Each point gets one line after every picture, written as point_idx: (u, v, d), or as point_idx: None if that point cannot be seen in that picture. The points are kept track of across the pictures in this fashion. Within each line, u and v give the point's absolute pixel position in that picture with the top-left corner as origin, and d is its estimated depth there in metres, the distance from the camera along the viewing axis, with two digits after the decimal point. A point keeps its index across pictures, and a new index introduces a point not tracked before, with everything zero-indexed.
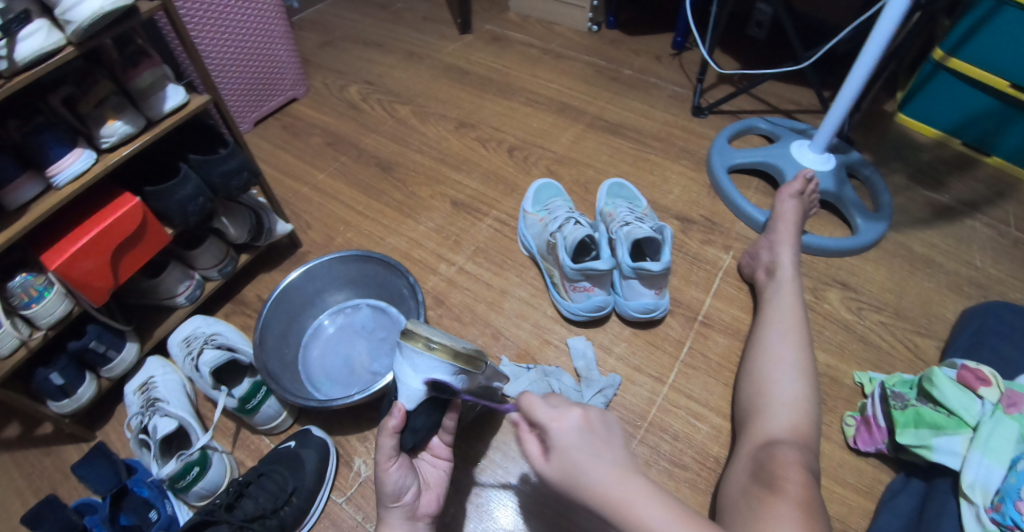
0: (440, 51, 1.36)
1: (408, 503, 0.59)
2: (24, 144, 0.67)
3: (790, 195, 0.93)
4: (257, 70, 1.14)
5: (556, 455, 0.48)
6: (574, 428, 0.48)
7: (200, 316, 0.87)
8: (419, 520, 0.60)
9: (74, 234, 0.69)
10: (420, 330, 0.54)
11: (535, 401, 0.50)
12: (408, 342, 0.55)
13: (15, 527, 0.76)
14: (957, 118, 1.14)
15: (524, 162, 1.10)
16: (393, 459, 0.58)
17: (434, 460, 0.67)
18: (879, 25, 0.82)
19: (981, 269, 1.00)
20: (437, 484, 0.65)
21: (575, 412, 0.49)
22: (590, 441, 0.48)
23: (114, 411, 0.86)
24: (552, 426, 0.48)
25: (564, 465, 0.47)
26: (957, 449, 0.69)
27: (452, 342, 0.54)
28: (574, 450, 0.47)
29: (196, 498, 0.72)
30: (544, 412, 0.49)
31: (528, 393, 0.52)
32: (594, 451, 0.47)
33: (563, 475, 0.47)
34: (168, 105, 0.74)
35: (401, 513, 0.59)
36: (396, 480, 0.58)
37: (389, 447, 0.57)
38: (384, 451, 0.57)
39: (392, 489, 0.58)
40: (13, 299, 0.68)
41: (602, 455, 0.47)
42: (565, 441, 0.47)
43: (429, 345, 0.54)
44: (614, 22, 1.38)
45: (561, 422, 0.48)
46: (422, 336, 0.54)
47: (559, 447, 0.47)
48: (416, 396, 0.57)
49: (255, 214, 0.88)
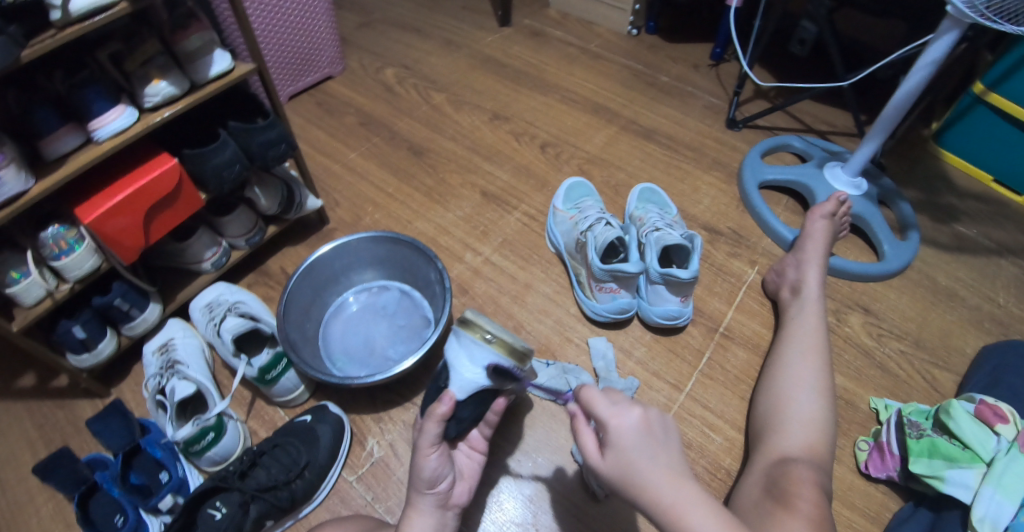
0: (478, 42, 1.36)
1: (442, 491, 0.59)
2: (68, 96, 0.67)
3: (821, 216, 0.92)
4: (297, 45, 1.14)
5: (614, 453, 0.47)
6: (634, 426, 0.48)
7: (223, 283, 0.87)
8: (449, 509, 0.60)
9: (109, 190, 0.69)
10: (480, 321, 0.54)
11: (596, 394, 0.50)
12: (466, 330, 0.55)
13: (23, 477, 0.76)
14: (991, 153, 1.13)
15: (556, 159, 1.09)
16: (434, 447, 0.57)
17: (470, 451, 0.66)
18: (928, 52, 0.82)
19: (1004, 307, 0.99)
20: (470, 476, 0.64)
21: (636, 411, 0.48)
22: (649, 444, 0.47)
23: (130, 370, 0.86)
24: (612, 422, 0.48)
25: (620, 463, 0.47)
26: (970, 482, 0.69)
27: (510, 338, 0.55)
28: (632, 449, 0.46)
29: (207, 463, 0.72)
30: (605, 407, 0.49)
31: (588, 386, 0.51)
32: (651, 452, 0.46)
33: (617, 473, 0.47)
34: (213, 71, 0.74)
35: (434, 500, 0.58)
36: (434, 468, 0.57)
37: (433, 434, 0.56)
38: (427, 437, 0.56)
39: (429, 476, 0.57)
40: (44, 249, 0.68)
41: (659, 458, 0.46)
42: (624, 439, 0.47)
43: (486, 337, 0.54)
44: (654, 27, 1.37)
45: (620, 420, 0.48)
46: (480, 327, 0.55)
47: (617, 445, 0.47)
48: (470, 386, 0.57)
49: (286, 187, 0.88)
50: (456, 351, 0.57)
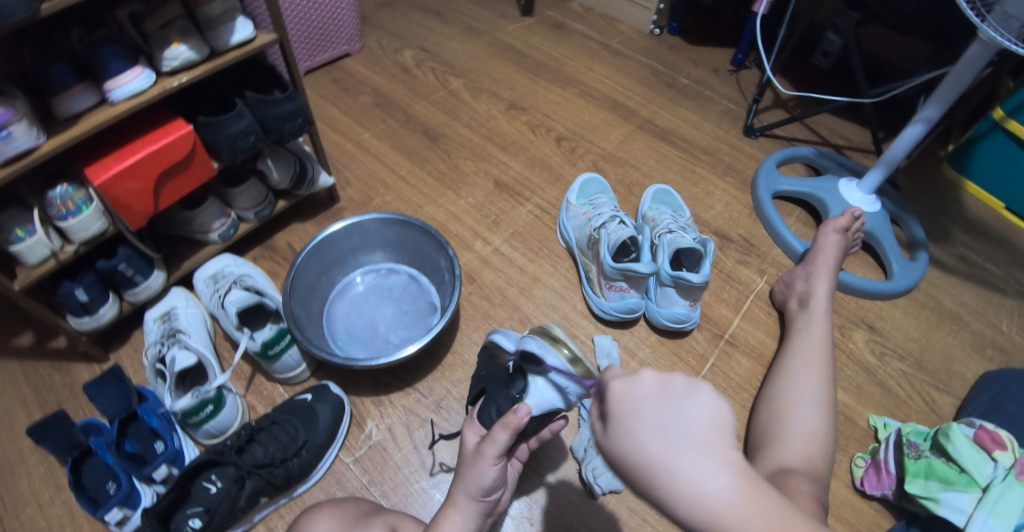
0: (499, 30, 1.34)
1: (492, 501, 0.55)
2: (84, 53, 0.65)
3: (834, 230, 0.91)
4: (317, 19, 1.12)
5: (616, 425, 0.36)
6: (640, 390, 0.37)
7: (229, 255, 0.86)
8: (490, 517, 0.58)
9: (120, 153, 0.68)
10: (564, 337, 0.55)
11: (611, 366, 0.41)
12: (551, 344, 0.55)
13: (16, 437, 0.76)
14: (1006, 180, 1.13)
15: (571, 154, 1.08)
16: (498, 459, 0.52)
17: (514, 462, 0.66)
18: (957, 72, 0.80)
19: (1007, 334, 0.99)
20: (509, 485, 0.64)
21: (645, 375, 0.37)
22: (659, 412, 0.35)
23: (130, 337, 0.85)
24: (615, 387, 0.38)
25: (621, 439, 0.36)
26: (964, 506, 0.69)
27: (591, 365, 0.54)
28: (633, 419, 0.35)
29: (204, 436, 0.72)
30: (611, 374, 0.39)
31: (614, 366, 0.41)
32: (658, 424, 0.35)
33: (621, 451, 0.36)
34: (235, 38, 0.73)
35: (483, 508, 0.54)
36: (494, 478, 0.52)
37: (502, 446, 0.51)
38: (496, 449, 0.51)
39: (486, 486, 0.52)
40: (50, 209, 0.67)
41: (669, 428, 0.34)
42: (626, 407, 0.36)
43: (569, 352, 0.54)
44: (677, 28, 1.36)
45: (623, 385, 0.37)
46: (565, 345, 0.55)
47: (619, 416, 0.36)
48: (545, 403, 0.56)
49: (299, 161, 0.86)
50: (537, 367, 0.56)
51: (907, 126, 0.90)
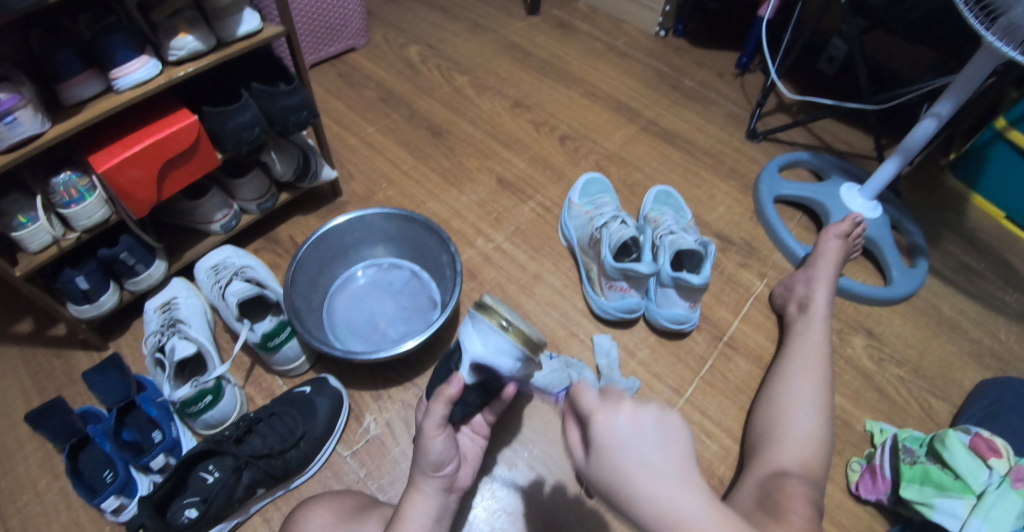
0: (505, 28, 1.34)
1: (447, 475, 0.58)
2: (91, 41, 0.65)
3: (835, 235, 0.91)
4: (323, 12, 1.12)
5: (596, 456, 0.39)
6: (623, 423, 0.38)
7: (231, 246, 0.86)
8: (453, 493, 0.60)
9: (125, 141, 0.68)
10: (497, 307, 0.49)
11: (586, 386, 0.41)
12: (483, 317, 0.50)
13: (14, 423, 0.76)
14: (1007, 189, 1.13)
15: (574, 153, 1.08)
16: (440, 429, 0.55)
17: (472, 434, 0.68)
18: (963, 79, 0.81)
19: (1005, 343, 0.99)
20: (472, 459, 0.66)
21: (625, 408, 0.39)
22: (642, 447, 0.37)
23: (130, 325, 0.85)
24: (596, 418, 0.39)
25: (603, 468, 0.38)
26: (958, 512, 0.69)
27: (527, 328, 0.50)
28: (616, 453, 0.37)
29: (203, 426, 0.72)
30: (591, 402, 0.40)
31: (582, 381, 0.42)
32: (640, 459, 0.37)
33: (601, 477, 0.38)
34: (242, 30, 0.73)
35: (439, 484, 0.57)
36: (440, 451, 0.56)
37: (440, 416, 0.54)
38: (433, 420, 0.54)
39: (435, 460, 0.56)
40: (53, 196, 0.67)
41: (653, 464, 0.37)
42: (608, 441, 0.38)
43: (503, 325, 0.49)
44: (683, 30, 1.36)
45: (603, 418, 0.39)
46: (498, 314, 0.50)
47: (600, 447, 0.38)
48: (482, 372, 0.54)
49: (303, 154, 0.86)
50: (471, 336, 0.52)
51: (918, 121, 0.88)
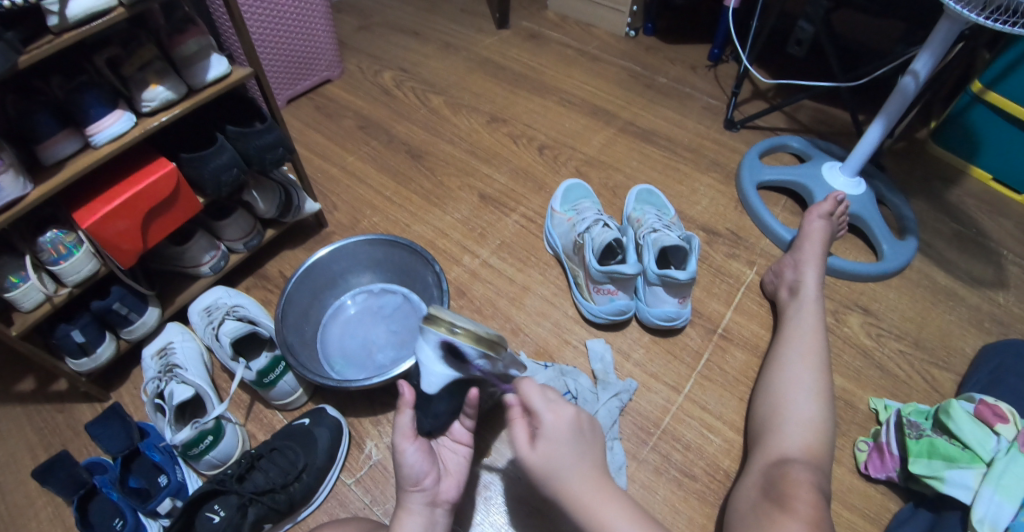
0: (476, 45, 1.36)
1: (428, 488, 0.59)
2: (66, 101, 0.67)
3: (818, 215, 0.91)
4: (295, 49, 1.14)
5: (544, 446, 0.53)
6: (568, 423, 0.54)
7: (222, 287, 0.88)
8: (439, 506, 0.60)
9: (107, 195, 0.69)
10: (443, 315, 0.55)
11: (536, 389, 0.55)
12: (431, 326, 0.55)
13: (22, 481, 0.76)
14: (991, 151, 1.13)
15: (554, 161, 1.09)
16: (411, 440, 0.59)
17: (454, 446, 0.67)
18: (930, 45, 0.81)
19: (1004, 306, 0.99)
20: (457, 471, 0.64)
21: (570, 411, 0.55)
22: (575, 439, 0.54)
23: (130, 374, 0.86)
24: (548, 417, 0.54)
25: (549, 457, 0.53)
26: (969, 483, 0.68)
27: (475, 328, 0.55)
28: (562, 444, 0.53)
29: (206, 467, 0.72)
30: (543, 403, 0.54)
31: (527, 379, 0.56)
32: (576, 449, 0.54)
33: (543, 463, 0.53)
34: (211, 75, 0.74)
35: (422, 498, 0.59)
36: (413, 463, 0.58)
37: (407, 424, 0.59)
38: (402, 428, 0.59)
39: (410, 473, 0.58)
40: (42, 254, 0.68)
41: (581, 453, 0.54)
42: (557, 434, 0.53)
43: (452, 330, 0.54)
44: (652, 28, 1.37)
45: (557, 416, 0.54)
46: (445, 321, 0.55)
47: (550, 438, 0.53)
48: (440, 380, 0.58)
49: (284, 190, 0.88)
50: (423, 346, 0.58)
51: (899, 81, 0.87)
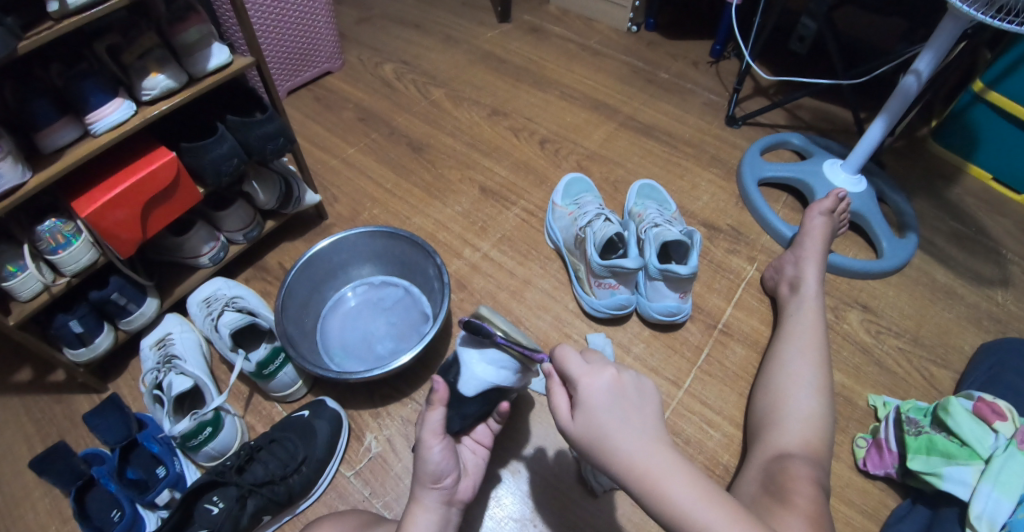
0: (477, 38, 1.35)
1: (447, 487, 0.59)
2: (65, 88, 0.66)
3: (820, 212, 0.91)
4: (296, 39, 1.14)
5: (584, 412, 0.48)
6: (606, 387, 0.48)
7: (221, 278, 0.87)
8: (454, 506, 0.60)
9: (106, 184, 0.69)
10: (496, 319, 0.60)
11: (570, 352, 0.51)
12: (483, 327, 0.58)
13: (20, 471, 0.76)
14: (992, 151, 1.13)
15: (555, 155, 1.09)
16: (438, 438, 0.58)
17: (474, 447, 0.67)
18: (935, 42, 0.81)
19: (1002, 305, 0.99)
20: (475, 472, 0.64)
21: (608, 372, 0.49)
22: (621, 404, 0.48)
23: (128, 365, 0.86)
24: (583, 380, 0.49)
25: (590, 426, 0.47)
26: (967, 479, 0.69)
27: (521, 337, 0.60)
28: (604, 410, 0.47)
29: (205, 458, 0.72)
30: (577, 366, 0.50)
31: (565, 345, 0.52)
32: (623, 415, 0.47)
33: (588, 433, 0.47)
34: (212, 63, 0.74)
35: (440, 496, 0.58)
36: (437, 461, 0.58)
37: (436, 422, 0.58)
38: (431, 425, 0.58)
39: (433, 470, 0.58)
40: (40, 243, 0.67)
41: (632, 421, 0.47)
42: (595, 401, 0.48)
43: (502, 334, 0.59)
44: (654, 23, 1.37)
45: (592, 379, 0.49)
46: (496, 324, 0.60)
47: (588, 405, 0.48)
48: (478, 383, 0.59)
49: (284, 181, 0.87)
50: (468, 348, 0.60)
51: (901, 79, 0.87)
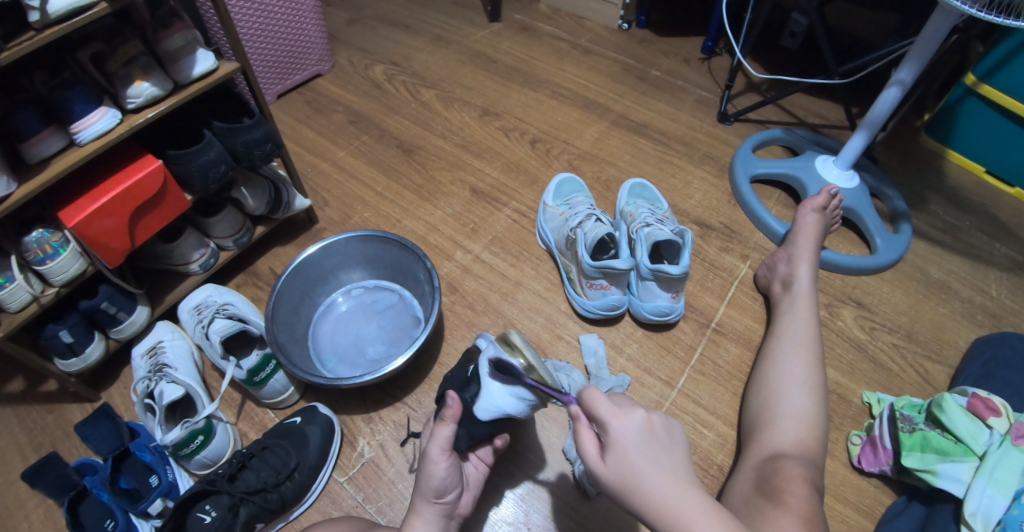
0: (467, 38, 1.35)
1: (448, 502, 0.59)
2: (49, 98, 0.66)
3: (812, 209, 0.91)
4: (284, 43, 1.13)
5: (615, 456, 0.47)
6: (637, 429, 0.47)
7: (212, 284, 0.87)
8: (452, 519, 0.61)
9: (93, 193, 0.68)
10: (522, 347, 0.59)
11: (599, 395, 0.49)
12: (510, 356, 0.58)
13: (13, 482, 0.76)
14: (986, 144, 1.12)
15: (546, 155, 1.09)
16: (446, 455, 0.57)
17: (478, 462, 0.67)
18: (922, 41, 0.79)
19: (996, 299, 0.99)
20: (474, 486, 0.65)
21: (639, 413, 0.48)
22: (650, 447, 0.47)
23: (121, 373, 0.86)
24: (614, 424, 0.47)
25: (621, 468, 0.46)
26: (961, 476, 0.69)
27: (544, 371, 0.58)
28: (634, 453, 0.46)
29: (198, 466, 0.72)
30: (607, 408, 0.48)
31: (593, 389, 0.50)
32: (653, 457, 0.46)
33: (618, 476, 0.46)
34: (197, 70, 0.73)
35: (439, 510, 0.59)
36: (442, 477, 0.57)
37: (444, 439, 0.57)
38: (439, 442, 0.57)
39: (437, 485, 0.57)
40: (28, 254, 0.67)
41: (662, 462, 0.46)
42: (626, 443, 0.47)
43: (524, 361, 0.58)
44: (645, 21, 1.37)
45: (623, 422, 0.48)
46: (522, 352, 0.59)
47: (618, 448, 0.47)
48: (494, 410, 0.58)
49: (274, 186, 0.87)
50: (489, 372, 0.58)
51: (883, 89, 0.87)
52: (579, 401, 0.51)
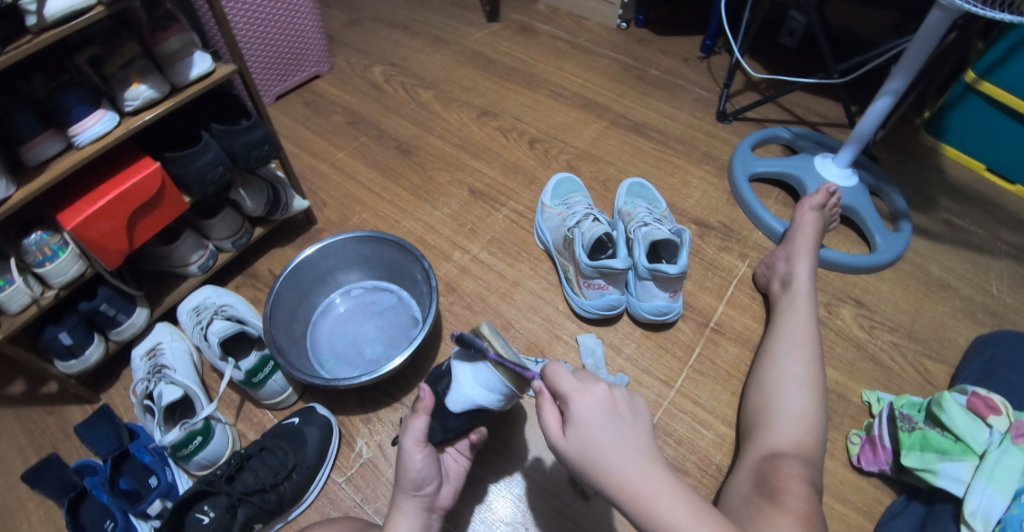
0: (466, 38, 1.35)
1: (428, 494, 0.59)
2: (48, 101, 0.66)
3: (810, 208, 0.91)
4: (283, 44, 1.13)
5: (576, 430, 0.48)
6: (598, 404, 0.48)
7: (211, 286, 0.87)
8: (435, 512, 0.61)
9: (92, 196, 0.69)
10: (494, 342, 0.56)
11: (562, 371, 0.50)
12: (478, 347, 0.56)
13: (14, 484, 0.76)
14: (986, 141, 1.12)
15: (545, 155, 1.09)
16: (421, 446, 0.58)
17: (457, 455, 0.67)
18: (919, 40, 0.80)
19: (997, 297, 0.98)
20: (455, 478, 0.65)
21: (601, 389, 0.49)
22: (613, 422, 0.48)
23: (121, 375, 0.86)
24: (575, 399, 0.49)
25: (582, 442, 0.47)
26: (962, 475, 0.69)
27: (517, 363, 0.57)
28: (596, 427, 0.47)
29: (196, 467, 0.72)
30: (569, 383, 0.49)
31: (555, 364, 0.51)
32: (615, 432, 0.47)
33: (579, 450, 0.47)
34: (194, 72, 0.73)
35: (419, 503, 0.59)
36: (419, 469, 0.58)
37: (418, 430, 0.58)
38: (413, 433, 0.58)
39: (414, 478, 0.58)
40: (27, 256, 0.67)
41: (623, 437, 0.47)
42: (587, 417, 0.48)
43: (496, 357, 0.56)
44: (643, 20, 1.36)
45: (585, 397, 0.49)
46: (492, 347, 0.56)
47: (580, 421, 0.48)
48: (465, 401, 0.59)
49: (272, 188, 0.87)
50: (461, 364, 0.59)
51: (874, 99, 0.90)
52: (543, 378, 0.52)
